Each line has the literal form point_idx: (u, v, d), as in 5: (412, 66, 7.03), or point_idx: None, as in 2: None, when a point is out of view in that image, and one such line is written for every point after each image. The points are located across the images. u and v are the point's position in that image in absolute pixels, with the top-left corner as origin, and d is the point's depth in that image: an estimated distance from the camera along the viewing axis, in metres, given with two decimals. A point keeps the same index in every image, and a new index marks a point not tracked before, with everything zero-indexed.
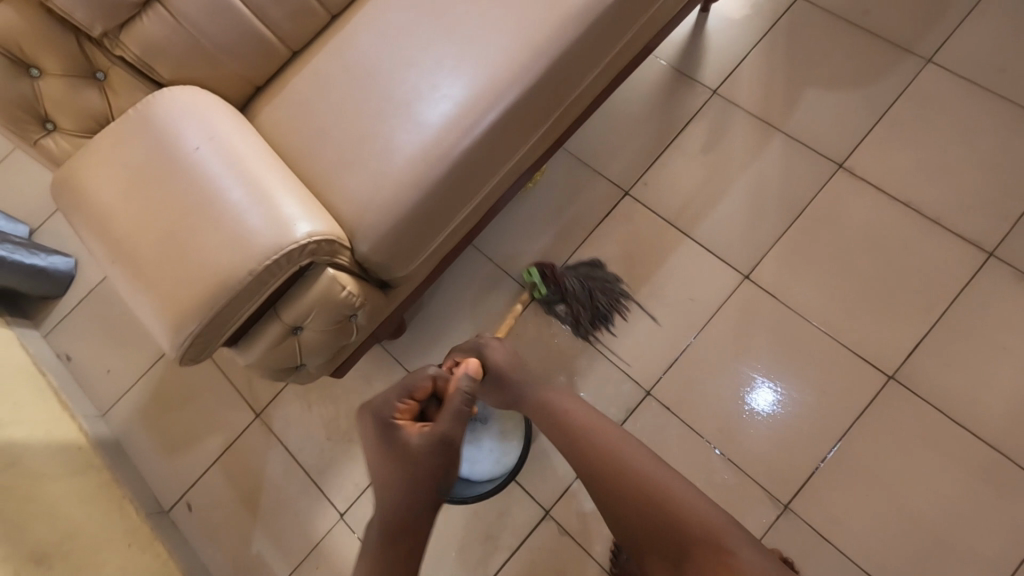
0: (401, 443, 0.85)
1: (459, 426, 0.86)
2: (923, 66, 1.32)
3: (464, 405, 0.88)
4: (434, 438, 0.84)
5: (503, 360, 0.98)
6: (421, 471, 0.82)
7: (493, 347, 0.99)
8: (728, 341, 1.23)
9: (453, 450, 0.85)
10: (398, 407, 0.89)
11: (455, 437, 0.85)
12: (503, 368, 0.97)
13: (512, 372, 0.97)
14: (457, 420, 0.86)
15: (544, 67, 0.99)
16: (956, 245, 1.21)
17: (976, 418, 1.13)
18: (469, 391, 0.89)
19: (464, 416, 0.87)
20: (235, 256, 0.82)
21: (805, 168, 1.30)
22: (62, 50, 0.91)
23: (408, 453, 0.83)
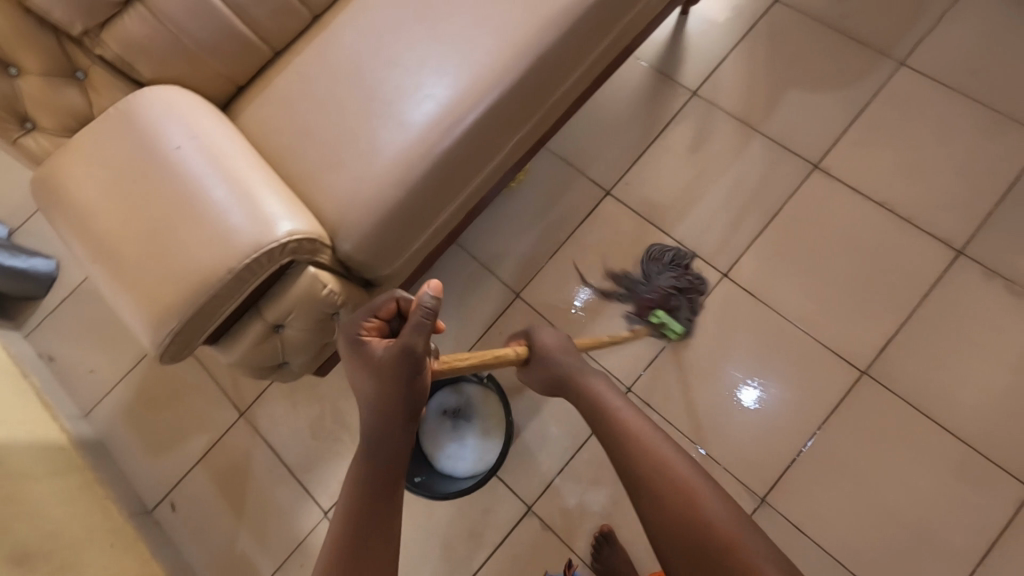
0: (368, 357, 0.75)
1: (419, 338, 0.72)
2: (897, 68, 1.35)
3: (425, 320, 0.72)
4: (393, 351, 0.73)
5: (554, 345, 0.93)
6: (387, 385, 0.74)
7: (543, 333, 0.95)
8: (708, 339, 1.25)
9: (413, 364, 0.73)
10: (364, 322, 0.76)
11: (415, 350, 0.72)
12: (550, 349, 0.92)
13: (558, 353, 0.92)
14: (419, 333, 0.72)
15: (526, 68, 1.00)
16: (928, 245, 1.24)
17: (946, 412, 1.16)
18: (434, 305, 0.72)
19: (426, 328, 0.72)
20: (216, 255, 0.82)
21: (783, 168, 1.33)
22: (41, 49, 0.91)
23: (375, 367, 0.74)
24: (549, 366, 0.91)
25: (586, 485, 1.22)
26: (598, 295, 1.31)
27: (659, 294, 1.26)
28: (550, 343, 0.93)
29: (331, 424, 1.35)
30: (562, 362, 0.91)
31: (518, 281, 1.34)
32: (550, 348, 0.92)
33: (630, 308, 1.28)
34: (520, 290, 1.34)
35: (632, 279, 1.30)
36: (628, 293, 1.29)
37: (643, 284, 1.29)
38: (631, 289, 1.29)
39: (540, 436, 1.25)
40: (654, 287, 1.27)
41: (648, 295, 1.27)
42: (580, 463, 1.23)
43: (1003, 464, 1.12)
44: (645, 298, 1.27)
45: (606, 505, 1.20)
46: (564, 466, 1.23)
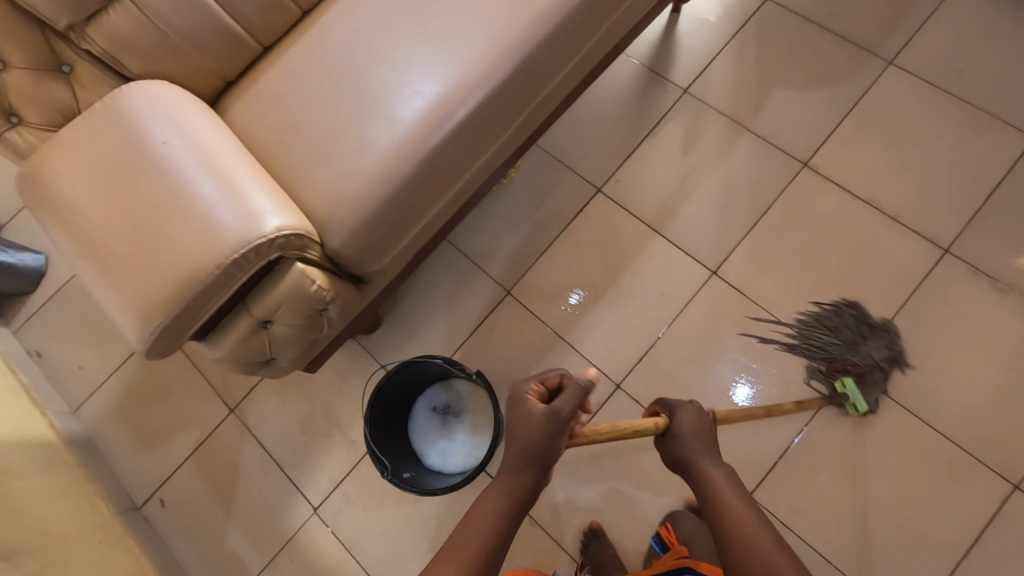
0: (518, 412, 0.74)
1: (569, 405, 0.72)
2: (885, 68, 1.36)
3: (576, 394, 0.74)
4: (544, 411, 0.72)
5: (695, 427, 0.79)
6: (527, 440, 0.72)
7: (685, 409, 0.80)
8: (697, 336, 1.26)
9: (559, 430, 0.72)
10: (528, 385, 0.76)
11: (563, 415, 0.72)
12: (687, 429, 0.79)
13: (697, 441, 0.78)
14: (571, 402, 0.73)
15: (515, 64, 1.00)
16: (915, 243, 1.25)
17: (931, 408, 1.17)
18: (588, 384, 0.75)
19: (576, 399, 0.73)
20: (203, 250, 0.82)
21: (772, 166, 1.33)
22: (26, 44, 0.90)
23: (522, 422, 0.73)
24: (679, 450, 0.78)
25: (575, 481, 1.22)
26: (588, 293, 1.31)
27: (870, 365, 1.19)
28: (689, 422, 0.79)
29: (321, 420, 1.35)
30: (693, 449, 0.77)
31: (508, 278, 1.35)
32: (689, 429, 0.79)
33: (817, 365, 1.21)
34: (511, 288, 1.34)
35: (821, 334, 1.22)
36: (816, 349, 1.22)
37: (843, 346, 1.21)
38: (824, 347, 1.21)
39: None
40: (858, 354, 1.20)
41: (843, 359, 1.20)
42: (570, 460, 1.24)
43: (986, 460, 1.13)
44: (842, 360, 1.20)
45: (594, 501, 1.21)
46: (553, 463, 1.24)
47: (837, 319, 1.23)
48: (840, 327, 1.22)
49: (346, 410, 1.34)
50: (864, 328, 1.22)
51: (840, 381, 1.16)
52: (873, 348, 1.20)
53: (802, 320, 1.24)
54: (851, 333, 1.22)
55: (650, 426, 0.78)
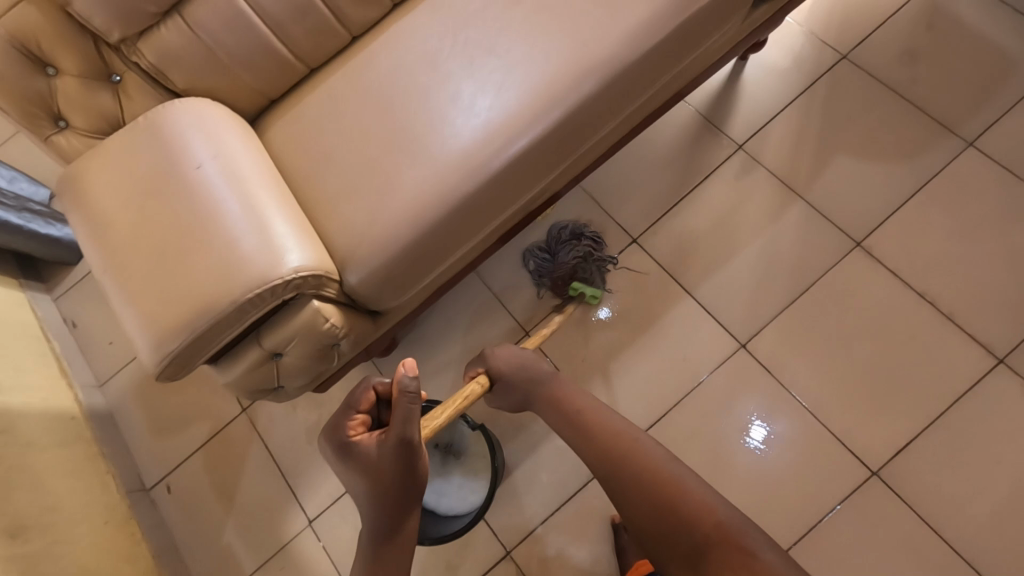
0: (362, 454, 0.86)
1: (409, 422, 0.84)
2: (964, 149, 1.26)
3: (411, 405, 0.84)
4: (387, 442, 0.84)
5: (506, 361, 1.02)
6: (385, 470, 0.84)
7: (494, 356, 1.03)
8: (715, 409, 1.21)
9: (410, 446, 0.84)
10: (350, 424, 0.90)
11: (408, 436, 0.84)
12: (506, 373, 1.01)
13: (514, 373, 1.01)
14: (407, 419, 0.84)
15: (557, 119, 0.97)
16: (967, 346, 1.16)
17: (957, 529, 1.09)
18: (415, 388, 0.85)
19: (413, 414, 0.84)
20: (221, 285, 0.82)
21: (821, 241, 1.25)
22: (77, 52, 0.91)
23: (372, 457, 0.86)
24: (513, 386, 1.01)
25: (569, 538, 1.20)
26: (608, 347, 1.27)
27: (574, 261, 1.27)
28: (501, 360, 1.02)
29: None
30: (533, 377, 1.01)
31: (528, 319, 1.32)
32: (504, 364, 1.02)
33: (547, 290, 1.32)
34: (530, 329, 1.31)
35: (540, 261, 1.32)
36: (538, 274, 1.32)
37: (546, 263, 1.31)
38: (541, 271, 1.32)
39: (530, 482, 1.24)
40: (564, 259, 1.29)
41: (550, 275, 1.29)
42: (567, 516, 1.21)
43: None
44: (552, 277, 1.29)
45: (584, 563, 1.19)
46: (548, 516, 1.21)
47: (545, 249, 1.32)
48: (539, 257, 1.32)
49: None
50: (567, 236, 1.31)
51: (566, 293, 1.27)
52: (571, 249, 1.29)
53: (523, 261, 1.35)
54: (540, 260, 1.32)
55: (477, 388, 0.98)
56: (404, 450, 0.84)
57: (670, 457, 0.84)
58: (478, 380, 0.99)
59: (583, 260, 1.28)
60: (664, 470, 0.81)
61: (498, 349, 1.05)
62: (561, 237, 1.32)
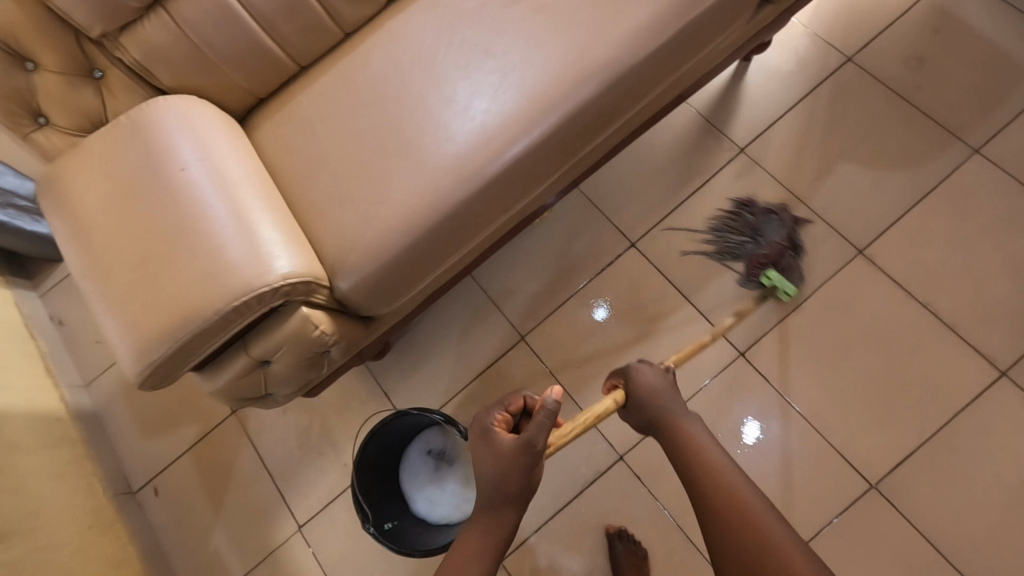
0: (494, 446, 0.80)
1: (540, 434, 0.78)
2: (970, 156, 1.23)
3: (547, 419, 0.78)
4: (519, 442, 0.78)
5: (651, 385, 0.86)
6: (508, 472, 0.78)
7: (639, 370, 0.87)
8: (712, 419, 1.18)
9: (536, 459, 0.79)
10: (494, 414, 0.85)
11: (536, 444, 0.78)
12: (643, 395, 0.85)
13: (647, 396, 0.85)
14: (542, 429, 0.78)
15: (556, 123, 0.94)
16: (968, 358, 1.14)
17: (954, 543, 1.07)
18: (556, 408, 0.79)
19: (547, 426, 0.78)
20: (206, 292, 0.79)
21: (822, 249, 1.23)
22: (58, 47, 0.87)
23: (499, 453, 0.80)
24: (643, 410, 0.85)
25: (563, 548, 1.18)
26: (605, 353, 1.25)
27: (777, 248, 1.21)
28: (645, 381, 0.86)
29: (318, 436, 1.34)
30: (659, 407, 0.84)
31: (524, 324, 1.30)
32: (645, 388, 0.85)
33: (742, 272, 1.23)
34: (526, 334, 1.29)
35: (727, 237, 1.26)
36: (732, 252, 1.25)
37: (751, 242, 1.24)
38: (734, 249, 1.25)
39: None
40: (768, 244, 1.22)
41: (757, 256, 1.22)
42: (561, 525, 1.19)
43: None
44: (756, 257, 1.22)
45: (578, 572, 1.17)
46: (542, 525, 1.20)
47: (737, 222, 1.27)
48: (743, 238, 1.25)
49: (343, 432, 1.33)
50: (749, 216, 1.26)
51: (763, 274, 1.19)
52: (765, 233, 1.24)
53: (710, 238, 1.27)
54: (748, 242, 1.24)
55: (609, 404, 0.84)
56: (530, 461, 0.78)
57: (746, 481, 0.76)
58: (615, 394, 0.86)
59: (793, 244, 1.23)
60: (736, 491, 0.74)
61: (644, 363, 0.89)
62: (761, 220, 1.25)
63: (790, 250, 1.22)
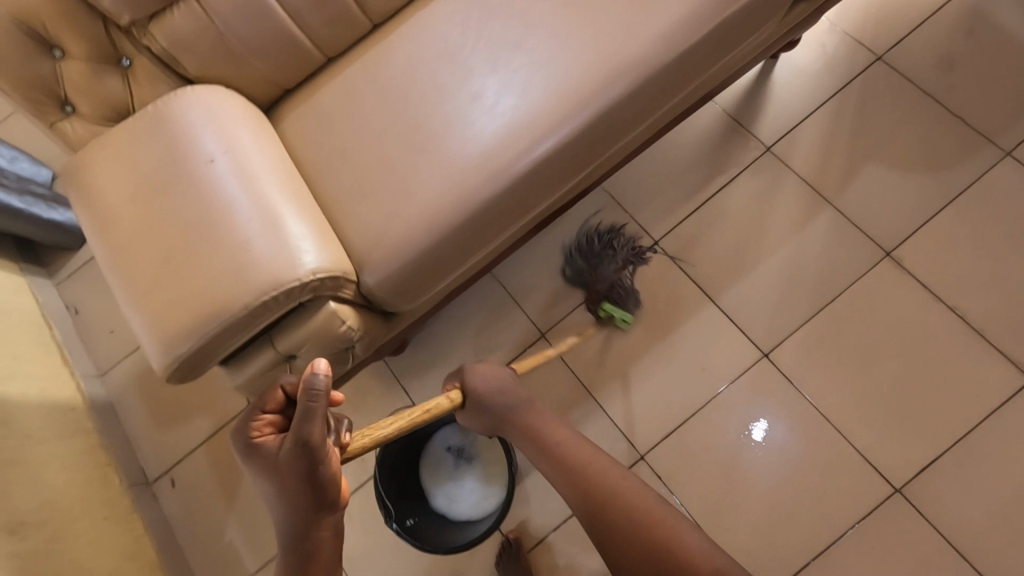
0: (267, 457, 0.71)
1: (308, 425, 0.66)
2: (1001, 158, 1.22)
3: (317, 404, 0.67)
4: (292, 444, 0.67)
5: (489, 384, 0.92)
6: (291, 483, 0.68)
7: (474, 372, 0.94)
8: (733, 420, 1.18)
9: (318, 454, 0.67)
10: (253, 418, 0.75)
11: (313, 441, 0.66)
12: (484, 393, 0.92)
13: (491, 397, 0.91)
14: (308, 420, 0.66)
15: (587, 121, 0.92)
16: (997, 363, 1.13)
17: (980, 550, 1.06)
18: (324, 386, 0.67)
19: (315, 412, 0.66)
20: (234, 287, 0.79)
21: (850, 252, 1.22)
22: (85, 35, 0.86)
23: (276, 464, 0.70)
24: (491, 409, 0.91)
25: (581, 547, 1.18)
26: (626, 352, 1.24)
27: (613, 281, 1.23)
28: (480, 384, 0.92)
29: None
30: (505, 403, 0.92)
31: (544, 321, 1.28)
32: (483, 388, 0.92)
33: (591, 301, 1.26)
34: (545, 331, 1.28)
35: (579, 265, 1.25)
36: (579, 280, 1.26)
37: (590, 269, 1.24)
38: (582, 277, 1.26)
39: (541, 488, 1.21)
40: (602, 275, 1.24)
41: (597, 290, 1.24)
42: (579, 525, 1.19)
43: None
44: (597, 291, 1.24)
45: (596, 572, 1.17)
46: (563, 523, 1.19)
47: (585, 250, 1.25)
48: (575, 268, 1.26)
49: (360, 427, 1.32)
50: (599, 249, 1.25)
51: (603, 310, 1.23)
52: (612, 257, 1.24)
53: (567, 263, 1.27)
54: (587, 262, 1.25)
55: (441, 402, 0.87)
56: (310, 460, 0.67)
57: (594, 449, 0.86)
58: (449, 394, 0.91)
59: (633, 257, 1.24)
60: (597, 472, 0.81)
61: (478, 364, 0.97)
62: (603, 244, 1.25)
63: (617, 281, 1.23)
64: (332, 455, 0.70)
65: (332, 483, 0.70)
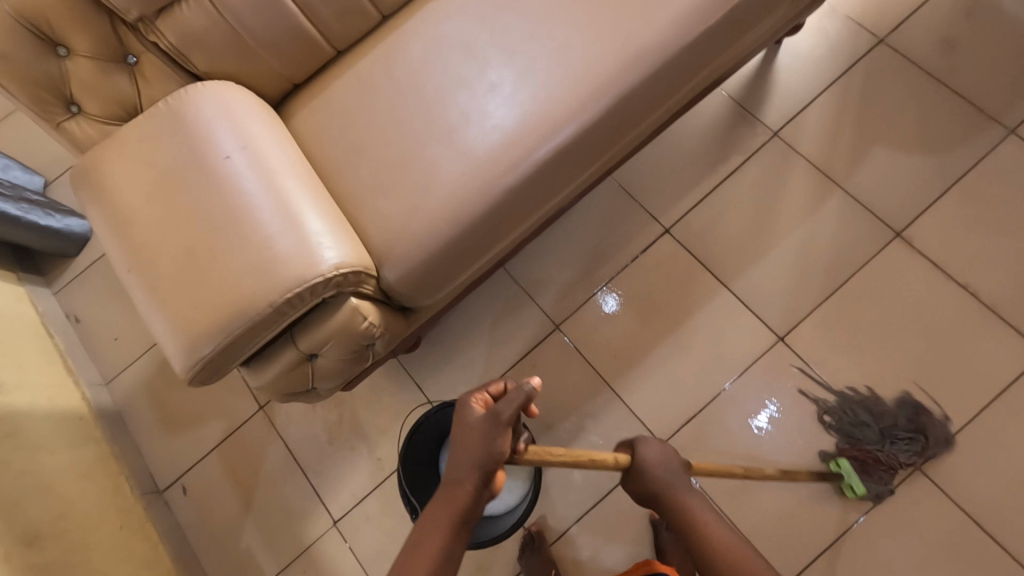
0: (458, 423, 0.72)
1: (506, 406, 0.67)
2: (1006, 136, 1.23)
3: (518, 397, 0.69)
4: (484, 415, 0.68)
5: (657, 463, 0.77)
6: (465, 447, 0.69)
7: (647, 443, 0.79)
8: (750, 406, 1.19)
9: (497, 433, 0.68)
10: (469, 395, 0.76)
11: (505, 419, 0.67)
12: (652, 470, 0.76)
13: (658, 475, 0.76)
14: (511, 404, 0.68)
15: (605, 108, 0.92)
16: (1009, 339, 1.15)
17: (1000, 524, 1.08)
18: (530, 388, 0.69)
19: (518, 401, 0.68)
20: (258, 284, 0.77)
21: (861, 233, 1.22)
22: (91, 32, 0.84)
23: (461, 430, 0.71)
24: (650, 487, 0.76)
25: (604, 538, 1.18)
26: (642, 341, 1.24)
27: (886, 464, 1.11)
28: (649, 458, 0.77)
29: (350, 431, 1.32)
30: (665, 485, 0.75)
31: (559, 313, 1.28)
32: (650, 465, 0.77)
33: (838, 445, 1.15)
34: (560, 323, 1.27)
35: (858, 420, 1.14)
36: (849, 433, 1.14)
37: (874, 437, 1.13)
38: (853, 432, 1.14)
39: (562, 481, 1.21)
40: (885, 453, 1.11)
41: (867, 453, 1.12)
42: (602, 516, 1.18)
43: None
44: (864, 451, 1.12)
45: (620, 561, 1.16)
46: (583, 516, 1.19)
47: (884, 411, 1.14)
48: (862, 426, 1.14)
49: (375, 426, 1.31)
50: (900, 434, 1.12)
51: (836, 462, 1.12)
52: (908, 447, 1.11)
53: (842, 417, 1.15)
54: (883, 433, 1.13)
55: (609, 460, 0.75)
56: (491, 435, 0.68)
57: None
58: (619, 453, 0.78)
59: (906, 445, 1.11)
60: None
61: (654, 440, 0.80)
62: (900, 422, 1.13)
63: (885, 471, 1.11)
64: (504, 450, 0.68)
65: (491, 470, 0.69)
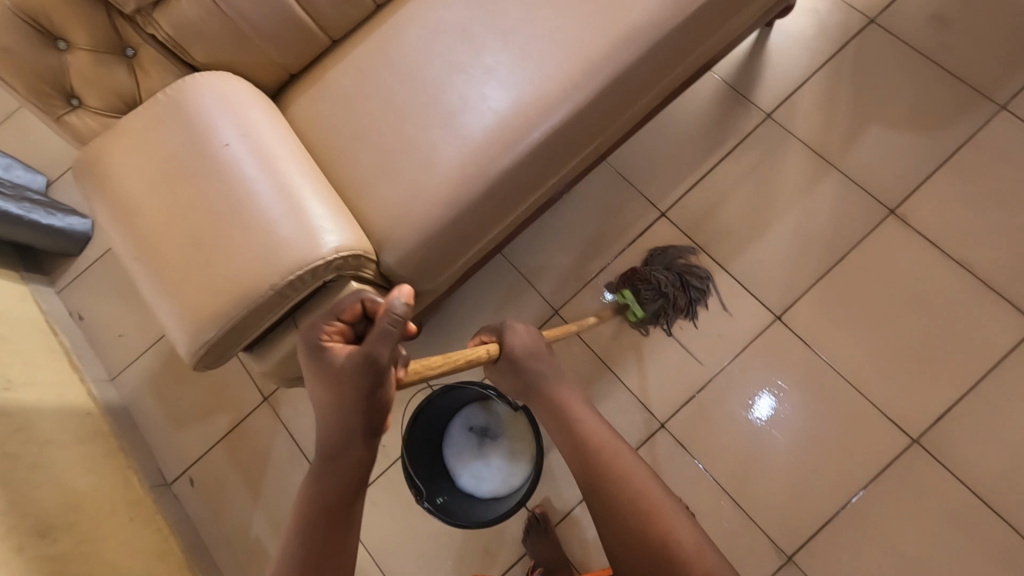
0: (326, 366, 0.65)
1: (383, 346, 0.62)
2: (997, 112, 1.24)
3: (394, 329, 0.63)
4: (357, 360, 0.63)
5: (523, 346, 0.83)
6: (343, 397, 0.64)
7: (512, 329, 0.84)
8: (750, 384, 1.20)
9: (377, 377, 0.63)
10: (326, 324, 0.68)
11: (382, 361, 0.63)
12: (518, 351, 0.82)
13: (525, 359, 0.82)
14: (386, 342, 0.63)
15: (598, 88, 0.93)
16: (1004, 311, 1.16)
17: (999, 493, 1.09)
18: (404, 312, 0.63)
19: (392, 337, 0.63)
20: (260, 267, 0.78)
21: (855, 212, 1.24)
22: (91, 25, 0.86)
23: (333, 376, 0.65)
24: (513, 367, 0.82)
25: None
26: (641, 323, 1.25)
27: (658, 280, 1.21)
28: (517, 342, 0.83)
29: None
30: (530, 366, 0.82)
31: (558, 297, 1.29)
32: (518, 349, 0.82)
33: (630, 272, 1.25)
34: (559, 308, 1.29)
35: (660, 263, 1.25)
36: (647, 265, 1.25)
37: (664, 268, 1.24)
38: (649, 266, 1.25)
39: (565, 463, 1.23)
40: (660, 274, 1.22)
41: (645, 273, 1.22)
42: None
43: None
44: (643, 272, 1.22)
45: None
46: None
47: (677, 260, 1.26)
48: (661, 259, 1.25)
49: None
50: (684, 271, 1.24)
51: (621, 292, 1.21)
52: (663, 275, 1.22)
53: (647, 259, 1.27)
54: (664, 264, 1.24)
55: (480, 354, 0.78)
56: (372, 380, 0.63)
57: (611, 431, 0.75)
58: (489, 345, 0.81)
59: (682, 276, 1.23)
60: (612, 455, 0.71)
61: (519, 324, 0.87)
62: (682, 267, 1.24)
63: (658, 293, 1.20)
64: (389, 386, 0.65)
65: (379, 411, 0.65)
